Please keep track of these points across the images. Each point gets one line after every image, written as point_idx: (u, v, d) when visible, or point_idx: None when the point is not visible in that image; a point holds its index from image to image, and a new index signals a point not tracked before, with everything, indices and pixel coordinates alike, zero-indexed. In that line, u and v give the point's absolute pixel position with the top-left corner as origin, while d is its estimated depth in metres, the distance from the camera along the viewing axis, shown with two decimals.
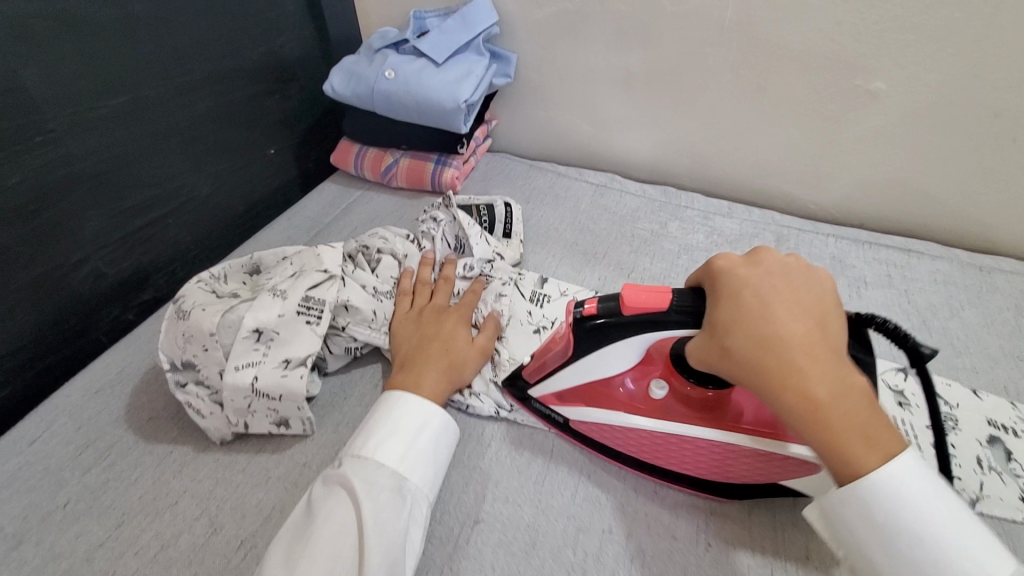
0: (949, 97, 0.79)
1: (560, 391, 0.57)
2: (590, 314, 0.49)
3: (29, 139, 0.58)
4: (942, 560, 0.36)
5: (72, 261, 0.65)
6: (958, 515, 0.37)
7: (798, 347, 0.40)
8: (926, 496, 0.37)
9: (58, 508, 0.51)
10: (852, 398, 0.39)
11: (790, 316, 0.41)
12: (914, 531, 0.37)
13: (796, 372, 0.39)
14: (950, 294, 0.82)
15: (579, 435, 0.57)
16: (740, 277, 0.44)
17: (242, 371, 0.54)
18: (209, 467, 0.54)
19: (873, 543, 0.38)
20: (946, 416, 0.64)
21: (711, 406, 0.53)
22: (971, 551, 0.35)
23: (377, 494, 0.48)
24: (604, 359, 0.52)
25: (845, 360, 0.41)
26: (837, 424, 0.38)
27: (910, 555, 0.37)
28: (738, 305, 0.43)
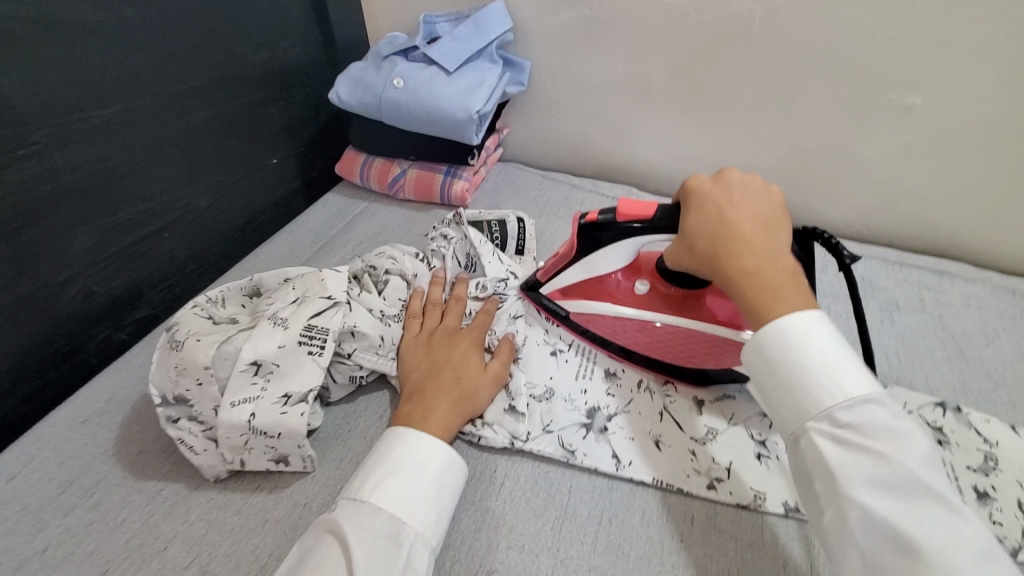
0: (989, 114, 0.75)
1: (565, 288, 0.68)
2: (591, 221, 0.60)
3: (11, 153, 0.55)
4: (811, 382, 0.43)
5: (58, 280, 0.61)
6: (837, 350, 0.43)
7: (738, 233, 0.49)
8: (813, 335, 0.44)
9: (37, 554, 0.47)
10: (777, 271, 0.48)
11: (740, 213, 0.51)
12: (794, 360, 0.44)
13: (731, 249, 0.49)
14: (985, 321, 0.78)
15: (578, 327, 0.67)
16: (706, 188, 0.54)
17: (239, 407, 0.50)
18: (201, 508, 0.50)
19: (765, 376, 0.46)
20: (986, 455, 0.60)
21: (685, 302, 0.64)
22: (835, 375, 0.42)
23: (373, 542, 0.44)
24: (600, 260, 0.62)
25: (780, 248, 0.49)
26: (758, 286, 0.47)
27: (789, 381, 0.44)
28: (697, 213, 0.52)
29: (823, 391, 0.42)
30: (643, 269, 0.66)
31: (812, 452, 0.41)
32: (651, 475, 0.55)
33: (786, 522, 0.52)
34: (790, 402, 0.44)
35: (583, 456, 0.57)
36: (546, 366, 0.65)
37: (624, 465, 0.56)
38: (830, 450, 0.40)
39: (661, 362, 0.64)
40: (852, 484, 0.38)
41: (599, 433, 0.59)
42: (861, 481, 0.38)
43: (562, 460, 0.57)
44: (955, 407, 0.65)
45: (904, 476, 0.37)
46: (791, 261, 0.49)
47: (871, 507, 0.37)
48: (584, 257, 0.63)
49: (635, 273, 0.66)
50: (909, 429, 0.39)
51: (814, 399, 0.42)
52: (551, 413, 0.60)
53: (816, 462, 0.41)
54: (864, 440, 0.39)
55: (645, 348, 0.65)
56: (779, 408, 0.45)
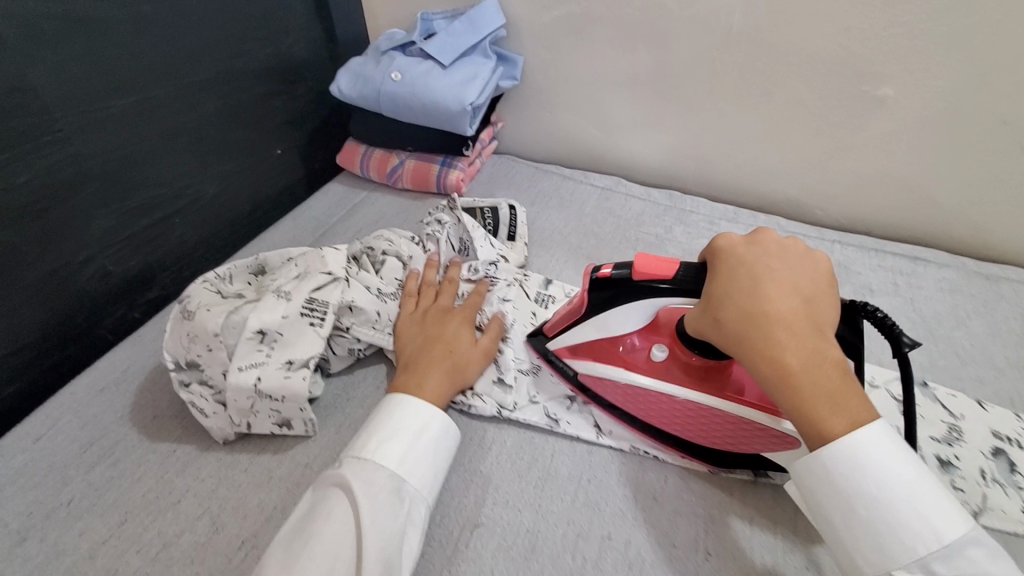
0: (958, 105, 0.78)
1: (574, 346, 0.61)
2: (603, 276, 0.53)
3: (38, 139, 0.59)
4: (899, 527, 0.39)
5: (78, 260, 0.66)
6: (921, 485, 0.40)
7: (779, 322, 0.44)
8: (897, 469, 0.40)
9: (63, 505, 0.51)
10: (827, 368, 0.43)
11: (779, 294, 0.46)
12: (877, 498, 0.40)
13: (773, 333, 0.44)
14: (956, 304, 0.82)
15: (586, 389, 0.61)
16: (738, 258, 0.49)
17: (246, 372, 0.54)
18: (212, 466, 0.55)
19: (834, 506, 0.42)
20: (950, 427, 0.64)
21: (710, 375, 0.56)
22: (925, 517, 0.39)
23: (376, 494, 0.48)
24: (612, 320, 0.55)
25: (824, 336, 0.45)
26: (810, 392, 0.42)
27: (872, 523, 0.40)
28: (731, 281, 0.47)
29: (916, 539, 0.38)
30: (662, 331, 0.59)
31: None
32: (629, 442, 0.59)
33: (753, 484, 0.56)
34: (871, 545, 0.40)
35: (566, 424, 0.61)
36: None
37: (605, 433, 0.60)
38: None
39: (677, 437, 0.57)
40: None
41: (582, 404, 0.63)
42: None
43: (546, 427, 0.61)
44: (922, 383, 0.69)
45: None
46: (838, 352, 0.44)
47: None
48: (594, 316, 0.56)
49: (652, 334, 0.59)
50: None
51: (904, 547, 0.39)
52: (537, 385, 0.65)
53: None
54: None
55: (659, 421, 0.57)
56: (854, 549, 0.41)
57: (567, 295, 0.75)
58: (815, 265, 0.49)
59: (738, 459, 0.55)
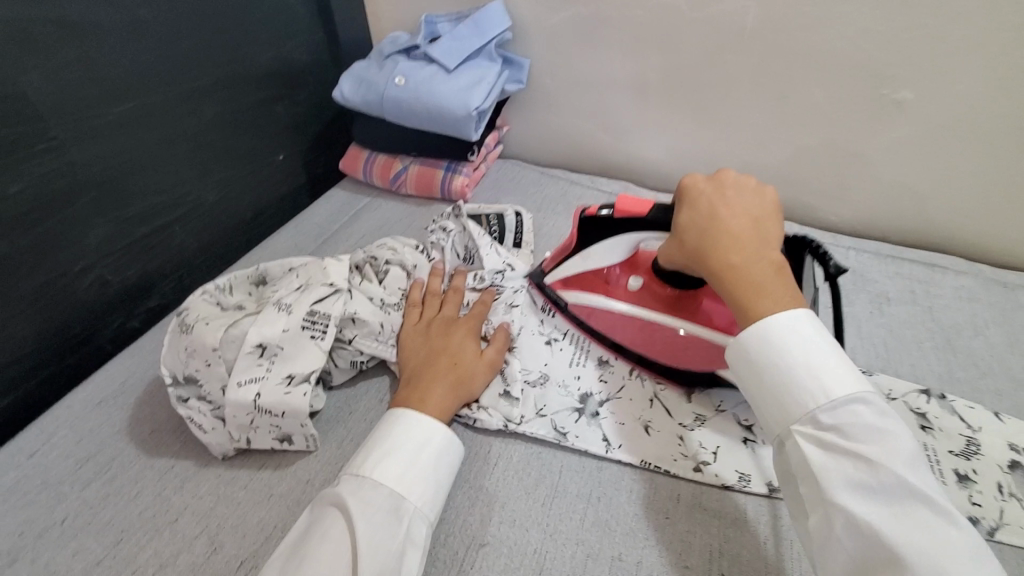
0: (977, 108, 0.76)
1: (565, 279, 0.69)
2: (590, 215, 0.62)
3: (31, 148, 0.58)
4: (794, 386, 0.44)
5: (76, 269, 0.64)
6: (819, 349, 0.44)
7: (727, 232, 0.50)
8: (795, 334, 0.44)
9: (56, 523, 0.50)
10: (765, 267, 0.48)
11: (732, 212, 0.51)
12: (777, 362, 0.44)
13: (720, 242, 0.50)
14: (975, 313, 0.79)
15: (575, 317, 0.69)
16: (700, 187, 0.54)
17: (245, 388, 0.53)
18: (210, 483, 0.53)
19: (746, 372, 0.47)
20: (968, 440, 0.61)
21: (678, 303, 0.64)
22: (816, 376, 0.43)
23: (376, 514, 0.46)
24: (596, 253, 0.64)
25: (769, 245, 0.50)
26: (743, 285, 0.48)
27: (774, 384, 0.45)
28: (688, 206, 0.54)
29: (806, 395, 0.43)
30: (641, 266, 0.65)
31: (796, 454, 0.43)
32: (639, 457, 0.57)
33: (768, 502, 0.54)
34: (774, 404, 0.45)
35: (575, 437, 0.59)
36: (541, 353, 0.67)
37: (614, 448, 0.58)
38: (814, 454, 0.41)
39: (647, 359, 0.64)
40: (837, 488, 0.39)
41: (591, 417, 0.61)
42: (845, 483, 0.39)
43: (554, 441, 0.59)
44: (939, 394, 0.66)
45: (887, 479, 0.38)
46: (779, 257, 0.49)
47: (855, 510, 0.38)
48: (581, 249, 0.65)
49: (631, 269, 0.66)
50: (892, 428, 0.40)
51: (798, 402, 0.43)
52: (545, 398, 0.63)
53: (801, 464, 0.42)
54: (848, 442, 0.40)
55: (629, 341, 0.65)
56: (764, 410, 0.46)
57: None
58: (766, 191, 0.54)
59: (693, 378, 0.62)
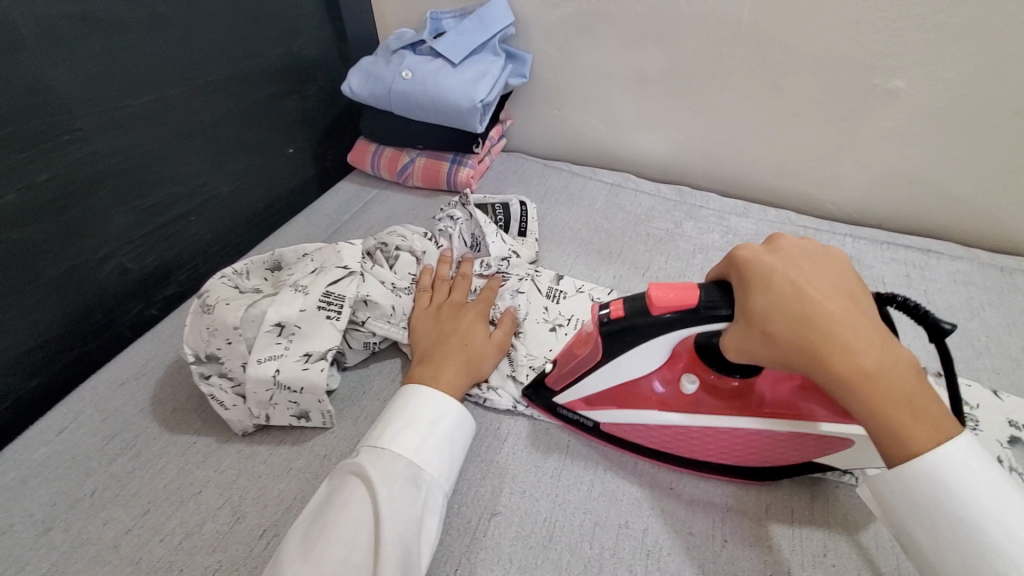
0: (970, 97, 0.78)
1: (590, 397, 0.57)
2: (617, 317, 0.50)
3: (57, 138, 0.60)
4: (984, 549, 0.36)
5: (99, 256, 0.67)
6: (1008, 502, 0.37)
7: (839, 324, 0.41)
8: (973, 481, 0.37)
9: (86, 496, 0.52)
10: (898, 362, 0.40)
11: (821, 291, 0.43)
12: (955, 514, 0.37)
13: (841, 342, 0.40)
14: (969, 295, 0.81)
15: (618, 440, 0.57)
16: (766, 263, 0.45)
17: (265, 364, 0.55)
18: (231, 457, 0.55)
19: (913, 522, 0.39)
20: (966, 416, 0.63)
21: (740, 396, 0.53)
22: (1014, 538, 0.35)
23: (393, 482, 0.48)
24: (634, 361, 0.52)
25: (882, 330, 0.42)
26: (887, 397, 0.39)
27: (948, 534, 0.37)
28: (771, 292, 0.43)
29: (995, 552, 0.35)
30: (681, 361, 0.55)
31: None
32: None
33: None
34: (948, 557, 0.37)
35: None
36: (548, 338, 0.68)
37: None
38: None
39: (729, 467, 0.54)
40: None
41: None
42: None
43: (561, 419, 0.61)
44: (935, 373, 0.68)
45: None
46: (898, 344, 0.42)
47: None
48: (609, 363, 0.53)
49: (671, 368, 0.55)
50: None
51: (986, 561, 0.36)
52: None
53: None
54: None
55: (701, 453, 0.54)
56: (933, 560, 0.38)
57: (579, 289, 0.75)
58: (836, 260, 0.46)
59: (785, 470, 0.54)
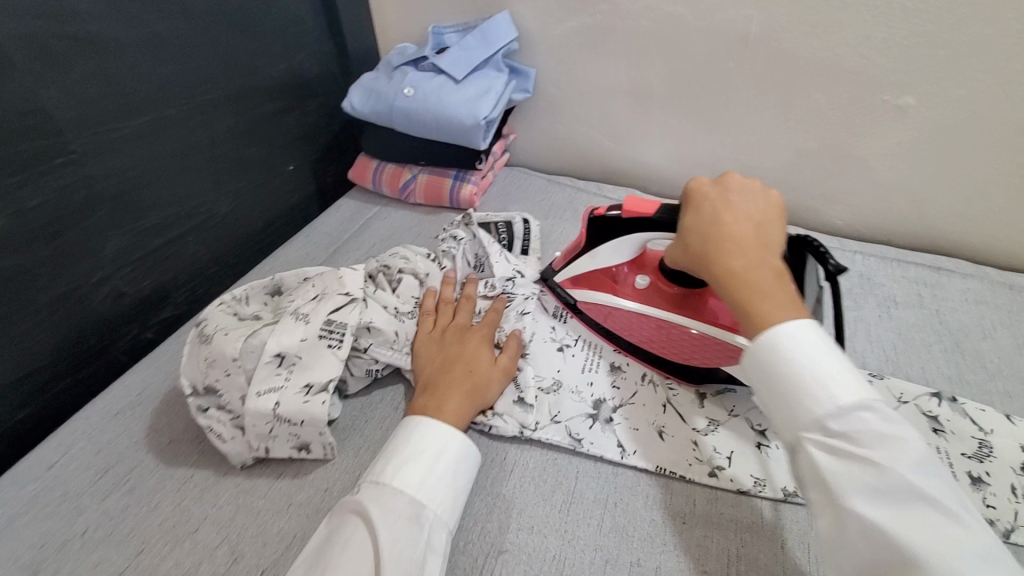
0: (980, 113, 0.77)
1: (575, 277, 0.72)
2: (600, 214, 0.66)
3: (51, 161, 0.58)
4: (800, 390, 0.41)
5: (92, 281, 0.65)
6: (824, 354, 0.41)
7: (730, 236, 0.48)
8: (794, 336, 0.42)
9: (77, 535, 0.50)
10: (769, 270, 0.46)
11: (733, 213, 0.50)
12: (783, 368, 0.42)
13: (725, 249, 0.48)
14: (982, 315, 0.80)
15: (584, 316, 0.71)
16: (705, 192, 0.53)
17: (264, 397, 0.53)
18: (229, 492, 0.54)
19: (753, 377, 0.44)
20: (981, 443, 0.61)
21: (685, 302, 0.66)
22: (824, 383, 0.40)
23: (395, 521, 0.46)
24: (606, 250, 0.67)
25: (772, 251, 0.48)
26: (744, 290, 0.45)
27: (781, 391, 0.42)
28: (694, 211, 0.52)
29: (813, 400, 0.40)
30: (648, 267, 0.69)
31: (807, 462, 0.40)
32: (655, 463, 0.58)
33: (784, 507, 0.54)
34: (780, 411, 0.42)
35: (589, 444, 0.59)
36: (555, 358, 0.68)
37: (629, 454, 0.59)
38: (823, 461, 0.38)
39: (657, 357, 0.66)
40: (848, 496, 0.37)
41: (605, 423, 0.62)
42: (857, 490, 0.36)
43: (569, 448, 0.59)
44: (950, 397, 0.66)
45: (898, 485, 0.35)
46: (781, 263, 0.47)
47: (867, 518, 0.35)
48: (590, 248, 0.69)
49: (640, 268, 0.70)
50: (904, 433, 0.37)
51: (806, 408, 0.40)
52: (559, 404, 0.63)
53: (809, 470, 0.40)
54: (855, 450, 0.37)
55: (636, 338, 0.68)
56: (773, 418, 0.43)
57: None
58: (771, 197, 0.52)
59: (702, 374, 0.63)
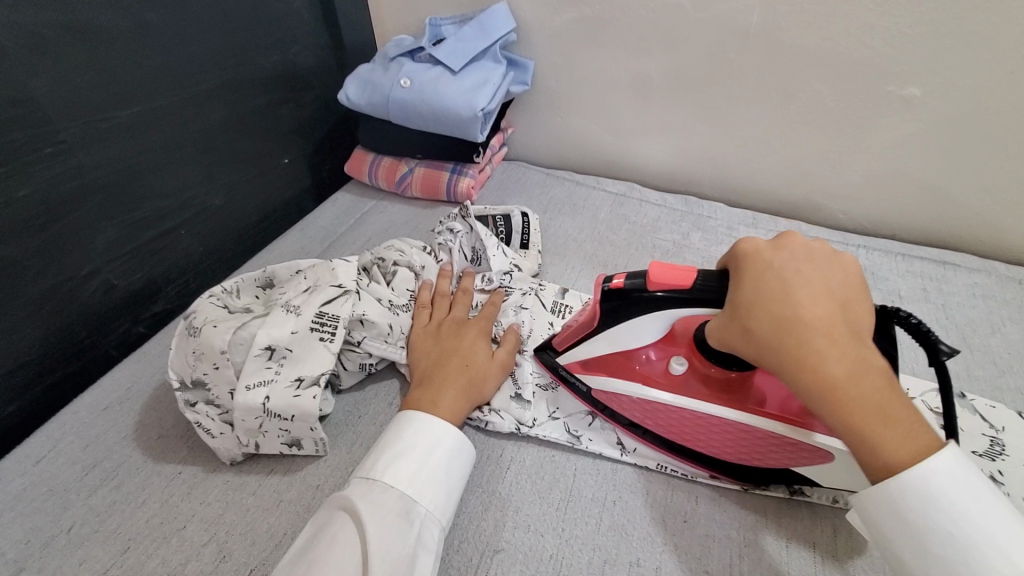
0: (987, 104, 0.75)
1: (585, 360, 0.58)
2: (617, 288, 0.50)
3: (40, 150, 0.57)
4: (971, 560, 0.35)
5: (83, 274, 0.64)
6: (994, 514, 0.35)
7: (820, 330, 0.40)
8: (953, 490, 0.36)
9: (63, 532, 0.49)
10: (875, 374, 0.39)
11: (810, 293, 0.42)
12: (942, 528, 0.36)
13: (817, 347, 0.40)
14: (989, 310, 0.78)
15: (603, 408, 0.58)
16: (767, 260, 0.45)
17: (254, 391, 0.52)
18: (219, 489, 0.52)
19: (896, 534, 0.38)
20: (992, 441, 0.59)
21: (732, 387, 0.53)
22: (1001, 550, 0.34)
23: (386, 518, 0.45)
24: (628, 332, 0.53)
25: (864, 341, 0.41)
26: (857, 407, 0.38)
27: (946, 558, 0.35)
28: (761, 290, 0.43)
29: (992, 572, 0.34)
30: (679, 342, 0.56)
31: None
32: (655, 460, 0.56)
33: (787, 504, 0.53)
34: None
35: (588, 440, 0.58)
36: None
37: (628, 451, 0.57)
38: None
39: (705, 456, 0.54)
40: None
41: (604, 420, 0.60)
42: None
43: (567, 444, 0.58)
44: (959, 394, 0.64)
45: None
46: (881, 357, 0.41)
47: None
48: (604, 331, 0.54)
49: (669, 347, 0.56)
50: None
51: None
52: (557, 401, 0.62)
53: None
54: None
55: (680, 438, 0.54)
56: None
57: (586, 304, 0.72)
58: (844, 268, 0.45)
59: (765, 475, 0.52)
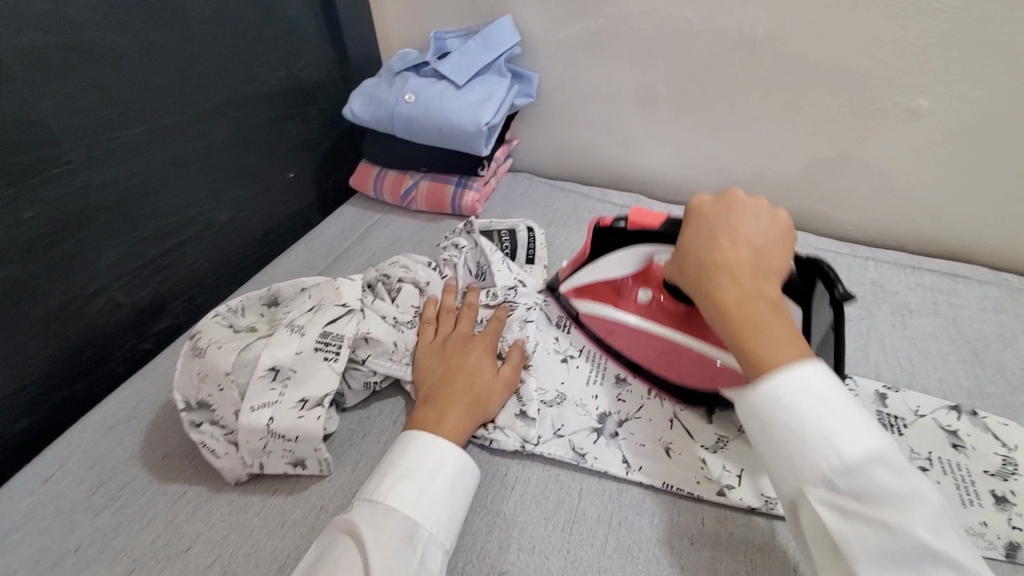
0: (997, 115, 0.74)
1: (578, 288, 0.68)
2: (603, 226, 0.61)
3: (47, 171, 0.58)
4: (804, 447, 0.38)
5: (89, 292, 0.64)
6: (832, 408, 0.38)
7: (721, 266, 0.46)
8: (797, 385, 0.39)
9: (70, 552, 0.50)
10: (764, 304, 0.44)
11: (727, 238, 0.48)
12: (785, 419, 0.39)
13: (718, 281, 0.46)
14: (1002, 323, 0.77)
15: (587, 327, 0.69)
16: (704, 213, 0.51)
17: (258, 412, 0.52)
18: (222, 509, 0.52)
19: (752, 427, 0.41)
20: (1004, 459, 0.58)
21: (690, 319, 0.61)
22: (831, 437, 0.37)
23: (388, 543, 0.44)
24: (608, 262, 0.63)
25: (767, 279, 0.46)
26: (737, 325, 0.43)
27: (783, 445, 0.39)
28: (691, 235, 0.50)
29: (820, 457, 0.37)
30: (653, 279, 0.63)
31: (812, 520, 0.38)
32: (662, 479, 0.56)
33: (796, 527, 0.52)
34: (785, 464, 0.39)
35: (594, 459, 0.58)
36: (557, 369, 0.66)
37: (634, 469, 0.57)
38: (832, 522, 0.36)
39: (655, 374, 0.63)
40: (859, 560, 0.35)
41: (610, 437, 0.60)
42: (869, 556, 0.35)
43: (573, 463, 0.58)
44: (971, 410, 0.63)
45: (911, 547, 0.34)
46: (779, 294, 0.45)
47: None
48: (593, 259, 0.65)
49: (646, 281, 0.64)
50: (916, 491, 0.35)
51: (810, 464, 0.38)
52: (564, 418, 0.61)
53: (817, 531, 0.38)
54: (865, 508, 0.36)
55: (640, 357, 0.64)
56: (773, 470, 0.40)
57: None
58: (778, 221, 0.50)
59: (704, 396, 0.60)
